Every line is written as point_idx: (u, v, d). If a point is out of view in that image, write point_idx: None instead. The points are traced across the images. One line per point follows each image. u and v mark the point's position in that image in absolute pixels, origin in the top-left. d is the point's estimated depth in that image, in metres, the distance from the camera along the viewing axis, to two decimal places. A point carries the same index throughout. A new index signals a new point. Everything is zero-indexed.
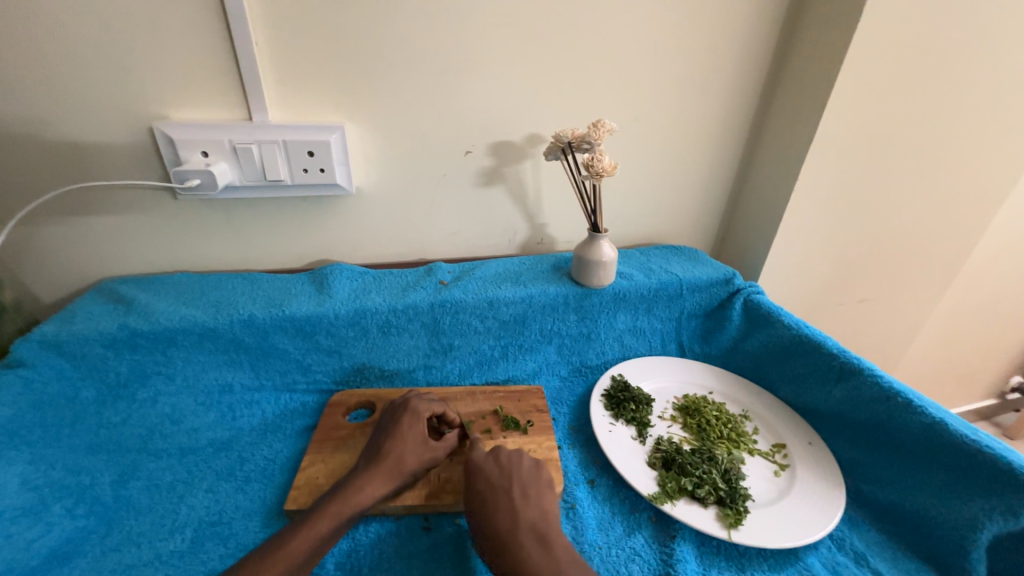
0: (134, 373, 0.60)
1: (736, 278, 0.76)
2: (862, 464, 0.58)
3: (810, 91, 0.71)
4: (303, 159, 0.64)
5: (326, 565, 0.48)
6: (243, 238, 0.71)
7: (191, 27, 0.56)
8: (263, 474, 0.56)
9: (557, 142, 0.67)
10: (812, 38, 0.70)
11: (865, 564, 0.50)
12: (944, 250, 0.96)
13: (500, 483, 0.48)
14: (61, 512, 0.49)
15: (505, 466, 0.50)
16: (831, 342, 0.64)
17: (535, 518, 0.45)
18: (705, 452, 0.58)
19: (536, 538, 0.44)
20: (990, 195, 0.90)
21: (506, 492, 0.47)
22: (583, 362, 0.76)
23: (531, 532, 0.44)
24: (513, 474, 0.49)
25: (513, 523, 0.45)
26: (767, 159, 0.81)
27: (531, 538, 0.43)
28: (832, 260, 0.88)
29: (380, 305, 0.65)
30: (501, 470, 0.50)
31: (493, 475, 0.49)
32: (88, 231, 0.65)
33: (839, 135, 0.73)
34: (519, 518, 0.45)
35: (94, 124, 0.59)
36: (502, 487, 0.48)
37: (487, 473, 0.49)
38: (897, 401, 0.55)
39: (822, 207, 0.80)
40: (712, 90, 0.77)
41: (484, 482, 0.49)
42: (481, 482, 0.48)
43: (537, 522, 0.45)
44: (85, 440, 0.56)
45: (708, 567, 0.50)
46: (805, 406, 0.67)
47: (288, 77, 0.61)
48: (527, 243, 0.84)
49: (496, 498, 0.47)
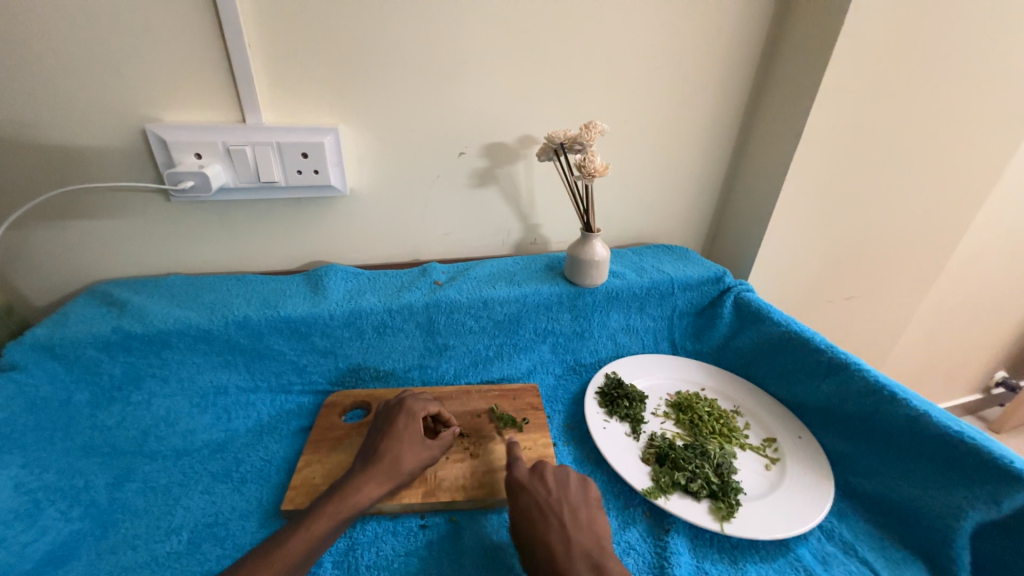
0: (128, 375, 0.60)
1: (727, 276, 0.78)
2: (850, 456, 0.59)
3: (796, 93, 0.73)
4: (297, 160, 0.64)
5: (324, 564, 0.48)
6: (236, 240, 0.70)
7: (184, 30, 0.56)
8: (259, 475, 0.56)
9: (549, 143, 0.68)
10: (797, 41, 0.72)
11: (853, 554, 0.51)
12: (928, 248, 0.98)
13: (548, 504, 0.48)
14: (55, 515, 0.49)
15: (553, 488, 0.50)
16: (819, 338, 0.65)
17: (586, 543, 0.45)
18: (697, 447, 0.59)
19: (589, 562, 0.43)
20: (971, 194, 0.92)
21: (556, 513, 0.47)
22: (577, 360, 0.77)
23: (584, 557, 0.43)
24: (562, 497, 0.49)
25: (565, 544, 0.44)
26: (755, 160, 0.82)
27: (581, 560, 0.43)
28: (820, 258, 0.90)
29: (375, 306, 0.65)
30: (548, 491, 0.50)
31: (541, 498, 0.49)
32: (79, 234, 0.64)
33: (824, 136, 0.75)
34: (572, 541, 0.45)
35: (86, 126, 0.58)
36: (550, 509, 0.48)
37: (535, 497, 0.49)
38: (883, 394, 0.56)
39: (810, 206, 0.82)
40: (701, 92, 0.78)
41: (531, 506, 0.48)
42: (528, 505, 0.48)
43: (589, 547, 0.45)
44: (78, 443, 0.55)
45: (701, 559, 0.50)
46: (794, 401, 0.68)
47: (281, 79, 0.62)
48: (520, 243, 0.85)
49: (542, 521, 0.47)
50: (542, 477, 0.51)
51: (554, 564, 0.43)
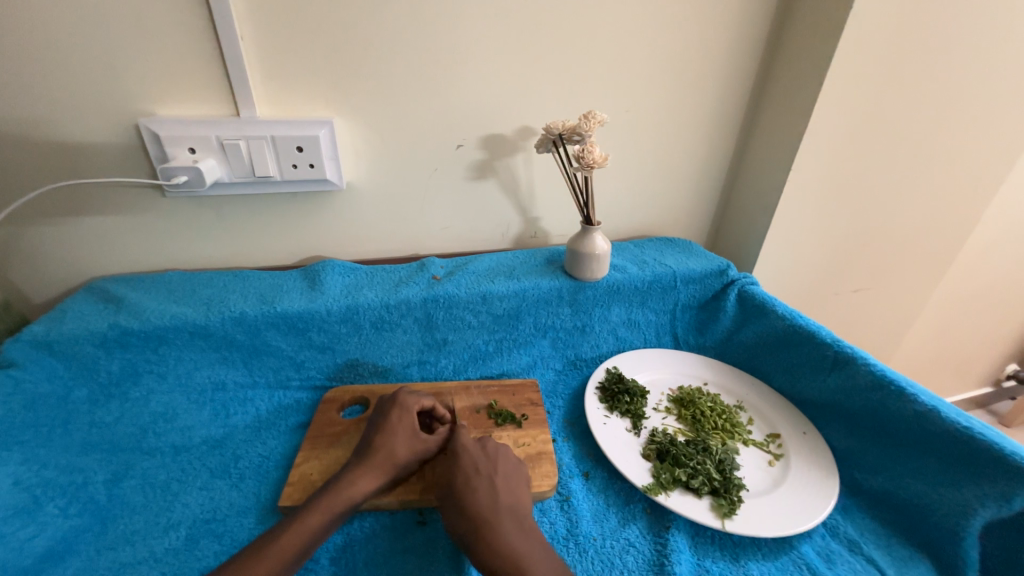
0: (126, 372, 0.60)
1: (731, 269, 0.76)
2: (857, 453, 0.58)
3: (803, 80, 0.71)
4: (292, 154, 0.64)
5: (321, 560, 0.48)
6: (234, 236, 0.70)
7: (174, 22, 0.55)
8: (257, 471, 0.56)
9: (547, 134, 0.67)
10: (804, 26, 0.70)
11: (858, 552, 0.50)
12: (939, 238, 0.95)
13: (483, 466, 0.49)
14: (54, 511, 0.49)
15: (490, 454, 0.50)
16: (825, 331, 0.64)
17: (512, 500, 0.46)
18: (699, 443, 0.58)
19: (513, 519, 0.44)
20: (984, 183, 0.89)
21: (487, 474, 0.48)
22: (577, 355, 0.76)
23: (509, 514, 0.44)
24: (496, 461, 0.49)
25: (493, 501, 0.45)
26: (760, 149, 0.80)
27: (508, 518, 0.44)
28: (827, 249, 0.88)
29: (372, 301, 0.65)
30: (484, 455, 0.50)
31: (475, 461, 0.49)
32: (76, 231, 0.64)
33: (831, 124, 0.73)
34: (499, 497, 0.46)
35: (79, 123, 0.58)
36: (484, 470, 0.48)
37: (471, 459, 0.49)
38: (891, 389, 0.55)
39: (817, 196, 0.80)
40: (704, 80, 0.76)
41: (467, 466, 0.48)
42: (462, 465, 0.48)
43: (514, 505, 0.45)
44: (77, 440, 0.56)
45: (702, 557, 0.50)
46: (799, 395, 0.67)
47: (275, 72, 0.61)
48: (521, 237, 0.84)
49: (473, 481, 0.47)
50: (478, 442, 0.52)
51: (480, 517, 0.44)
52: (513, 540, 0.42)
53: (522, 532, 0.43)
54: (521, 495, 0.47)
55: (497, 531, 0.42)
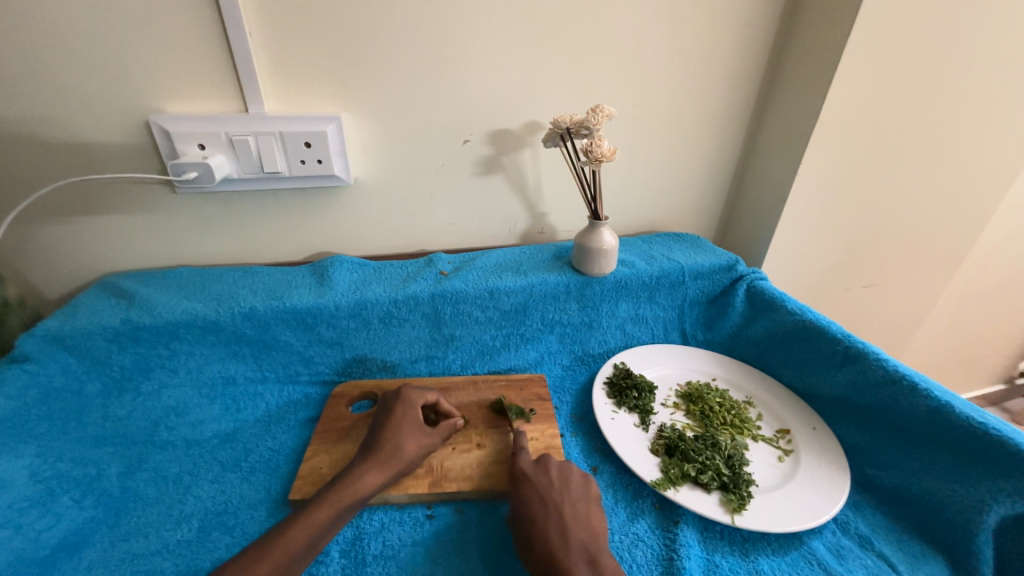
0: (138, 366, 0.61)
1: (739, 264, 0.75)
2: (867, 448, 0.58)
3: (814, 72, 0.70)
4: (300, 150, 0.64)
5: (331, 553, 0.48)
6: (243, 232, 0.71)
7: (183, 19, 0.55)
8: (267, 465, 0.57)
9: (555, 128, 0.66)
10: (815, 17, 0.69)
11: (870, 548, 0.50)
12: (952, 233, 0.94)
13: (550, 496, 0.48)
14: (69, 503, 0.50)
15: (556, 482, 0.50)
16: (836, 326, 0.63)
17: (582, 535, 0.45)
18: (707, 439, 0.58)
19: (585, 557, 0.43)
20: (998, 177, 0.88)
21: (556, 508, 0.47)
22: (585, 351, 0.76)
23: (581, 552, 0.43)
24: (564, 490, 0.49)
25: (563, 536, 0.45)
26: (770, 143, 0.79)
27: (581, 558, 0.43)
28: (838, 244, 0.87)
29: (380, 296, 0.65)
30: (547, 483, 0.50)
31: (541, 491, 0.49)
32: (87, 227, 0.65)
33: (843, 117, 0.72)
34: (569, 533, 0.45)
35: (90, 120, 0.58)
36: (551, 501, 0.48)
37: (537, 489, 0.49)
38: (903, 384, 0.54)
39: (828, 190, 0.79)
40: (713, 74, 0.76)
41: (533, 497, 0.48)
42: (529, 499, 0.48)
43: (587, 541, 0.45)
44: (91, 433, 0.56)
45: (711, 552, 0.49)
46: (809, 391, 0.66)
47: (283, 67, 0.61)
48: (527, 232, 0.83)
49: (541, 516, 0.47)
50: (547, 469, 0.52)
51: (553, 557, 0.43)
52: None
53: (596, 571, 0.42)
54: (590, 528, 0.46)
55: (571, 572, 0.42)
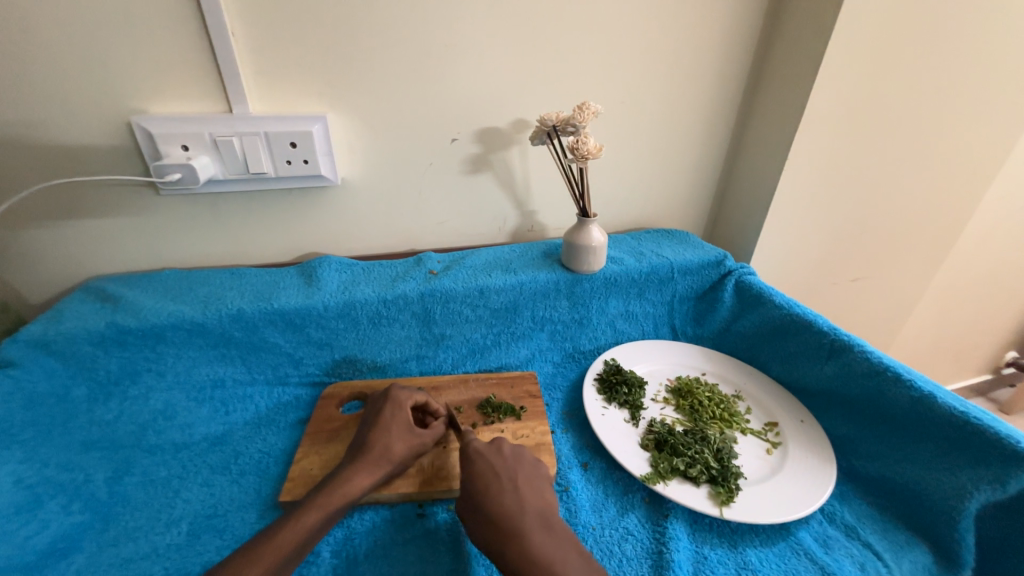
0: (124, 370, 0.60)
1: (728, 260, 0.76)
2: (853, 439, 0.59)
3: (798, 69, 0.70)
4: (286, 150, 0.63)
5: (321, 554, 0.48)
6: (230, 234, 0.70)
7: (164, 19, 0.55)
8: (257, 467, 0.57)
9: (541, 126, 0.66)
10: (799, 14, 0.69)
11: (855, 537, 0.50)
12: (937, 225, 0.95)
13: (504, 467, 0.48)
14: (56, 508, 0.49)
15: (509, 456, 0.49)
16: (822, 320, 0.64)
17: (537, 503, 0.45)
18: (697, 433, 0.58)
19: (541, 522, 0.43)
20: (981, 170, 0.89)
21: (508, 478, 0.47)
22: (575, 348, 0.76)
23: (537, 517, 0.43)
24: (516, 462, 0.49)
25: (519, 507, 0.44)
26: (756, 139, 0.80)
27: (536, 523, 0.43)
28: (825, 238, 0.88)
29: (369, 296, 0.65)
30: (502, 458, 0.49)
31: (495, 465, 0.48)
32: (70, 231, 0.64)
33: (828, 112, 0.72)
34: (525, 502, 0.45)
35: (70, 122, 0.58)
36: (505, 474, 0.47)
37: (489, 464, 0.48)
38: (887, 375, 0.55)
39: (813, 185, 0.79)
40: (699, 71, 0.76)
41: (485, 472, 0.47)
42: (482, 471, 0.47)
43: (540, 508, 0.45)
44: (78, 438, 0.56)
45: (700, 544, 0.50)
46: (797, 384, 0.67)
47: (267, 68, 0.60)
48: (517, 230, 0.84)
49: (496, 486, 0.46)
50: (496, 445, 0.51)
51: (509, 523, 0.42)
52: (538, 543, 0.41)
53: (550, 535, 0.42)
54: (544, 497, 0.46)
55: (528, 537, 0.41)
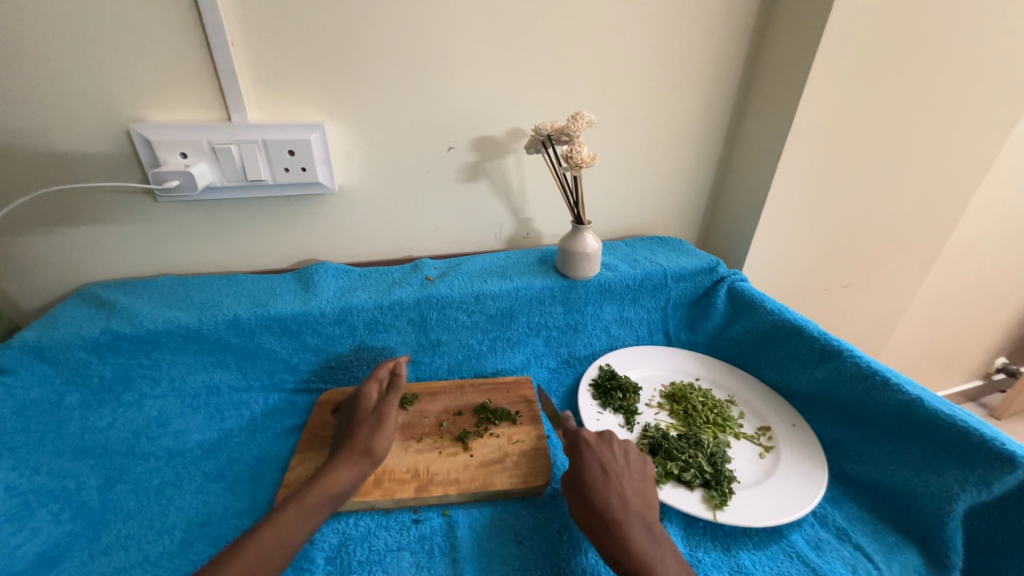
0: (119, 376, 0.60)
1: (720, 266, 0.77)
2: (844, 443, 0.59)
3: (786, 80, 0.72)
4: (284, 158, 0.64)
5: (316, 560, 0.48)
6: (228, 240, 0.70)
7: (166, 28, 0.56)
8: (252, 474, 0.56)
9: (536, 135, 0.67)
10: (787, 28, 0.71)
11: (847, 539, 0.51)
12: (924, 233, 0.97)
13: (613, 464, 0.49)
14: (46, 517, 0.49)
15: (617, 453, 0.51)
16: (813, 325, 0.65)
17: (639, 503, 0.46)
18: (691, 437, 0.59)
19: (644, 526, 0.45)
20: (966, 179, 0.92)
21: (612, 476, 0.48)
22: (571, 353, 0.77)
23: (641, 520, 0.45)
24: (626, 464, 0.49)
25: (623, 504, 0.46)
26: (746, 149, 0.82)
27: (640, 525, 0.44)
28: (816, 245, 0.89)
29: (365, 302, 0.65)
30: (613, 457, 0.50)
31: (603, 461, 0.49)
32: (66, 238, 0.64)
33: (815, 123, 0.74)
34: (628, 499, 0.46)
35: (71, 130, 0.58)
36: (617, 466, 0.49)
37: (597, 457, 0.49)
38: (875, 379, 0.56)
39: (804, 194, 0.81)
40: (691, 83, 0.78)
41: (594, 467, 0.49)
42: (591, 465, 0.49)
43: (643, 508, 0.46)
44: (69, 446, 0.55)
45: (694, 547, 0.50)
46: (788, 388, 0.68)
47: (267, 78, 0.61)
48: (513, 237, 0.84)
49: (605, 482, 0.47)
50: (606, 441, 0.52)
51: (611, 517, 0.45)
52: (638, 539, 0.43)
53: (652, 537, 0.44)
54: (644, 495, 0.47)
55: (630, 535, 0.43)
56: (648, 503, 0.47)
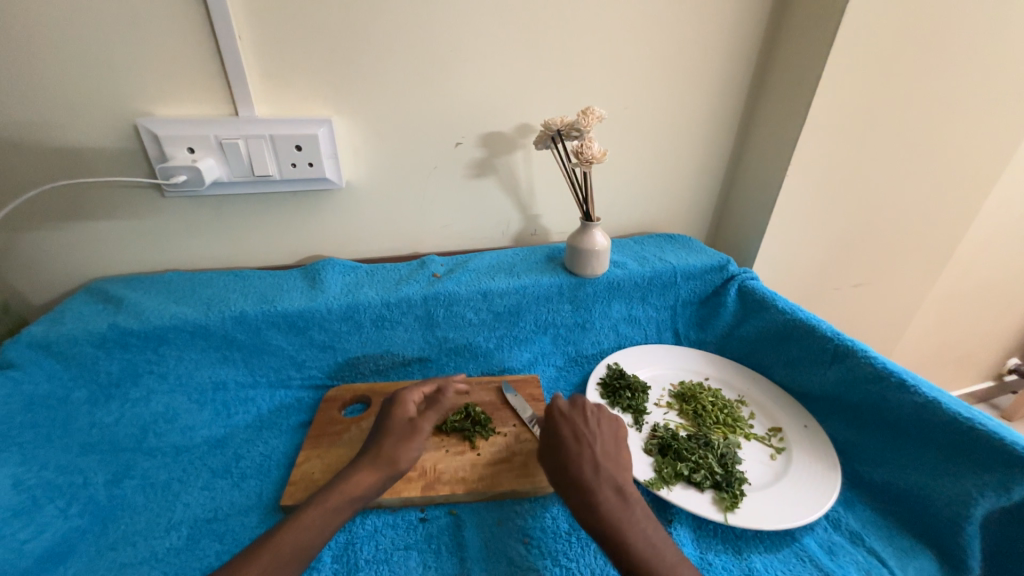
0: (126, 372, 0.60)
1: (731, 264, 0.76)
2: (857, 445, 0.58)
3: (801, 75, 0.71)
4: (291, 153, 0.64)
5: (323, 559, 0.47)
6: (235, 236, 0.70)
7: (173, 22, 0.55)
8: (259, 471, 0.56)
9: (546, 130, 0.66)
10: (802, 21, 0.70)
11: (860, 544, 0.50)
12: (939, 231, 0.96)
13: (585, 434, 0.51)
14: (54, 512, 0.49)
15: (590, 422, 0.52)
16: (827, 325, 0.64)
17: (612, 470, 0.48)
18: (701, 438, 0.58)
19: (616, 490, 0.46)
20: (984, 176, 0.90)
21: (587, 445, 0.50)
22: (578, 352, 0.76)
23: (612, 485, 0.46)
24: (596, 429, 0.52)
25: (595, 472, 0.47)
26: (758, 145, 0.80)
27: (610, 489, 0.46)
28: (828, 243, 0.88)
29: (372, 299, 0.65)
30: (585, 425, 0.52)
31: (575, 429, 0.51)
32: (72, 233, 0.64)
33: (830, 119, 0.73)
34: (600, 464, 0.48)
35: (77, 124, 0.58)
36: (588, 437, 0.50)
37: (572, 427, 0.51)
38: (890, 380, 0.55)
39: (817, 191, 0.80)
40: (702, 77, 0.76)
41: (568, 435, 0.51)
42: (564, 435, 0.51)
43: (614, 475, 0.47)
44: (77, 441, 0.55)
45: (704, 550, 0.50)
46: (801, 389, 0.67)
47: (273, 71, 0.61)
48: (520, 234, 0.84)
49: (577, 450, 0.49)
50: (578, 409, 0.54)
51: (582, 483, 0.46)
52: (606, 503, 0.45)
53: (621, 498, 0.45)
54: (618, 462, 0.49)
55: (599, 499, 0.45)
56: (618, 464, 0.49)
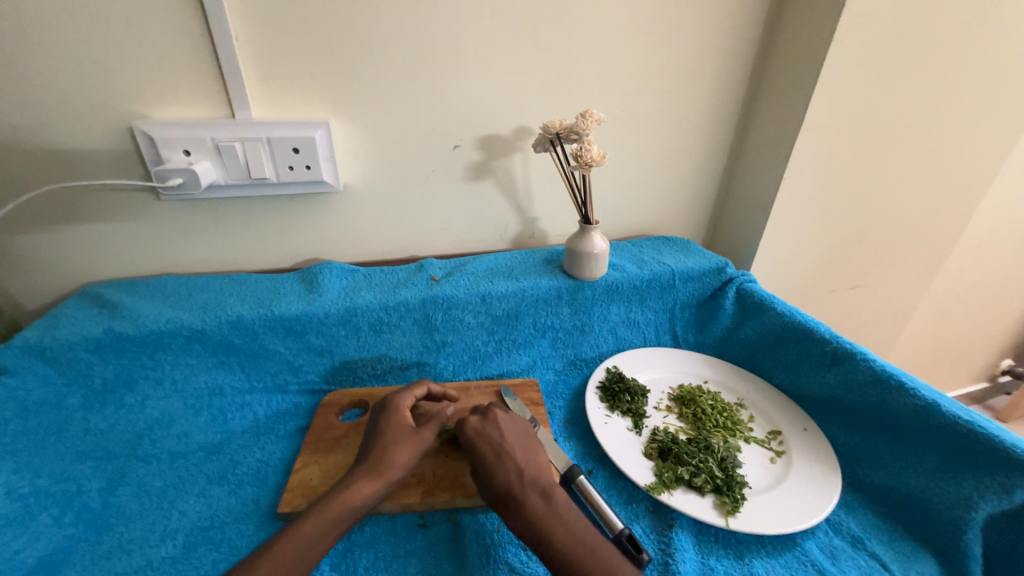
0: (121, 378, 0.59)
1: (728, 267, 0.76)
2: (858, 447, 0.58)
3: (798, 78, 0.71)
4: (288, 156, 0.63)
5: (321, 567, 0.47)
6: (231, 239, 0.70)
7: (169, 23, 0.55)
8: (256, 477, 0.56)
9: (545, 133, 0.66)
10: (799, 24, 0.70)
11: (862, 547, 0.50)
12: (935, 233, 0.96)
13: (502, 444, 0.50)
14: (47, 520, 0.48)
15: (506, 431, 0.51)
16: (824, 328, 0.64)
17: (534, 472, 0.47)
18: (701, 441, 0.58)
19: (541, 492, 0.46)
20: (979, 178, 0.90)
21: (508, 454, 0.49)
22: (577, 355, 0.76)
23: (536, 487, 0.46)
24: (511, 437, 0.51)
25: (518, 479, 0.47)
26: (755, 148, 0.81)
27: (535, 492, 0.46)
28: (825, 246, 0.88)
29: (370, 302, 0.64)
30: (501, 434, 0.51)
31: (493, 443, 0.50)
32: (65, 237, 0.63)
33: (827, 122, 0.73)
34: (523, 470, 0.47)
35: (71, 127, 0.57)
36: (505, 447, 0.50)
37: (489, 441, 0.50)
38: (890, 383, 0.55)
39: (814, 193, 0.80)
40: (700, 80, 0.77)
41: (486, 451, 0.49)
42: (483, 450, 0.49)
43: (537, 476, 0.47)
44: (72, 447, 0.55)
45: (706, 555, 0.49)
46: (799, 392, 0.67)
47: (271, 73, 0.60)
48: (519, 237, 0.84)
49: (498, 464, 0.48)
50: (492, 421, 0.52)
51: (509, 493, 0.46)
52: (534, 509, 0.44)
53: (546, 500, 0.45)
54: (540, 466, 0.49)
55: (526, 505, 0.44)
56: (540, 468, 0.48)
